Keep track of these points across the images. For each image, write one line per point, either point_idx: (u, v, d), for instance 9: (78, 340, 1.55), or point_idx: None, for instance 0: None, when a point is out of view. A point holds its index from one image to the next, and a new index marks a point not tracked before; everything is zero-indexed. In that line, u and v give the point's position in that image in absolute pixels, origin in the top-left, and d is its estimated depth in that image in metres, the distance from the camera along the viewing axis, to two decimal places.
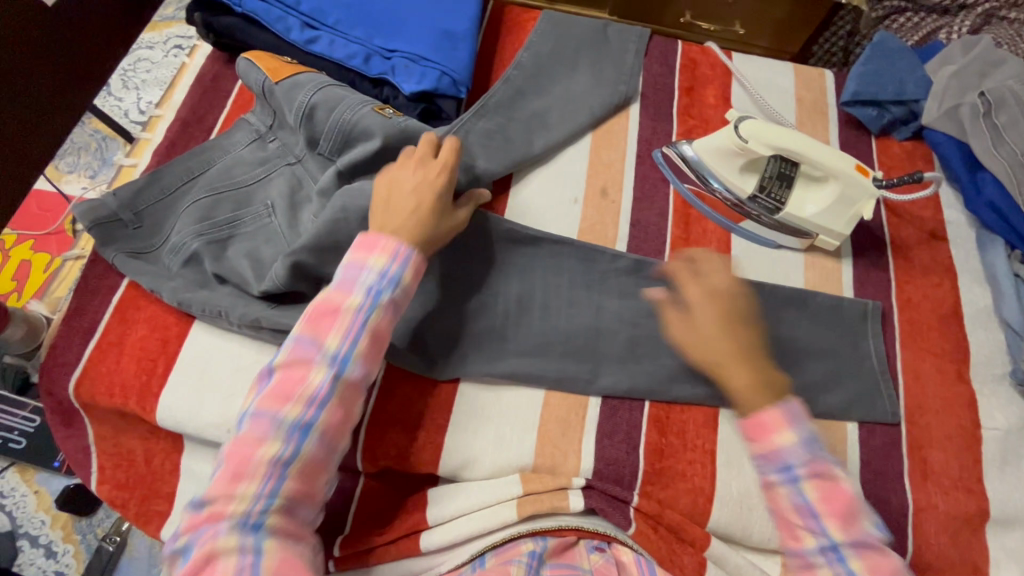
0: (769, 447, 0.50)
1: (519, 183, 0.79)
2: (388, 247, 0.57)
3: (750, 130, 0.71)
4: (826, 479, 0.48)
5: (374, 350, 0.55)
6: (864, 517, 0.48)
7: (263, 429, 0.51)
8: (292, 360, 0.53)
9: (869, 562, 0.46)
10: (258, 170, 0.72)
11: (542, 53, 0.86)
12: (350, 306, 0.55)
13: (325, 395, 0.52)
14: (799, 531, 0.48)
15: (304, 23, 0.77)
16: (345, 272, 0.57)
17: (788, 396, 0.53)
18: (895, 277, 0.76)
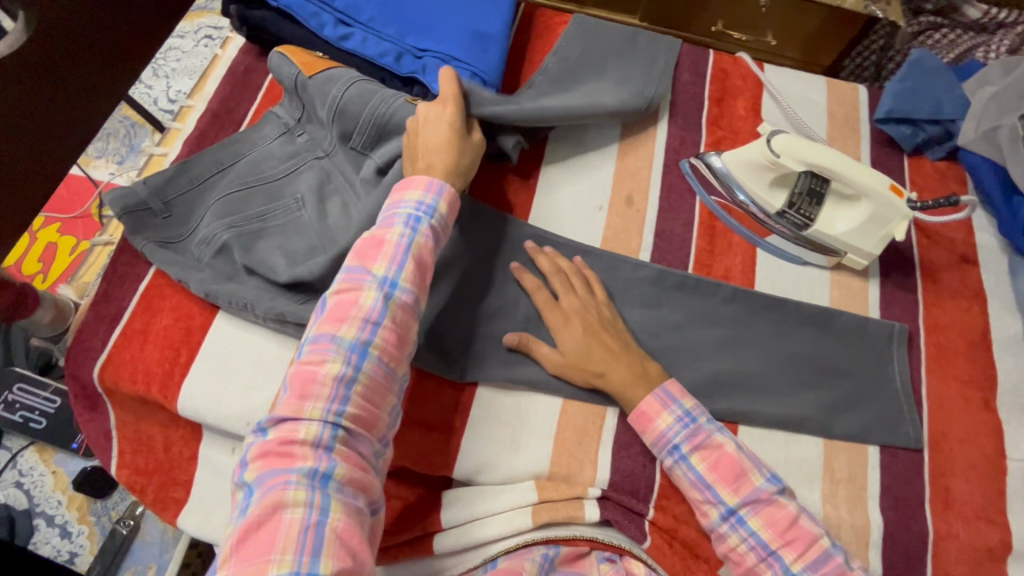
0: (656, 432, 0.61)
1: (544, 187, 0.78)
2: (422, 181, 0.62)
3: (782, 144, 0.69)
4: (707, 448, 0.60)
5: (420, 274, 0.58)
6: (751, 475, 0.59)
7: (322, 351, 0.52)
8: (343, 287, 0.55)
9: (762, 514, 0.58)
10: (288, 164, 0.73)
11: (572, 58, 0.86)
12: (394, 234, 0.58)
13: (379, 313, 0.54)
14: (704, 507, 0.59)
15: (338, 19, 0.77)
16: (386, 212, 0.61)
17: (661, 381, 0.63)
18: (923, 299, 0.75)
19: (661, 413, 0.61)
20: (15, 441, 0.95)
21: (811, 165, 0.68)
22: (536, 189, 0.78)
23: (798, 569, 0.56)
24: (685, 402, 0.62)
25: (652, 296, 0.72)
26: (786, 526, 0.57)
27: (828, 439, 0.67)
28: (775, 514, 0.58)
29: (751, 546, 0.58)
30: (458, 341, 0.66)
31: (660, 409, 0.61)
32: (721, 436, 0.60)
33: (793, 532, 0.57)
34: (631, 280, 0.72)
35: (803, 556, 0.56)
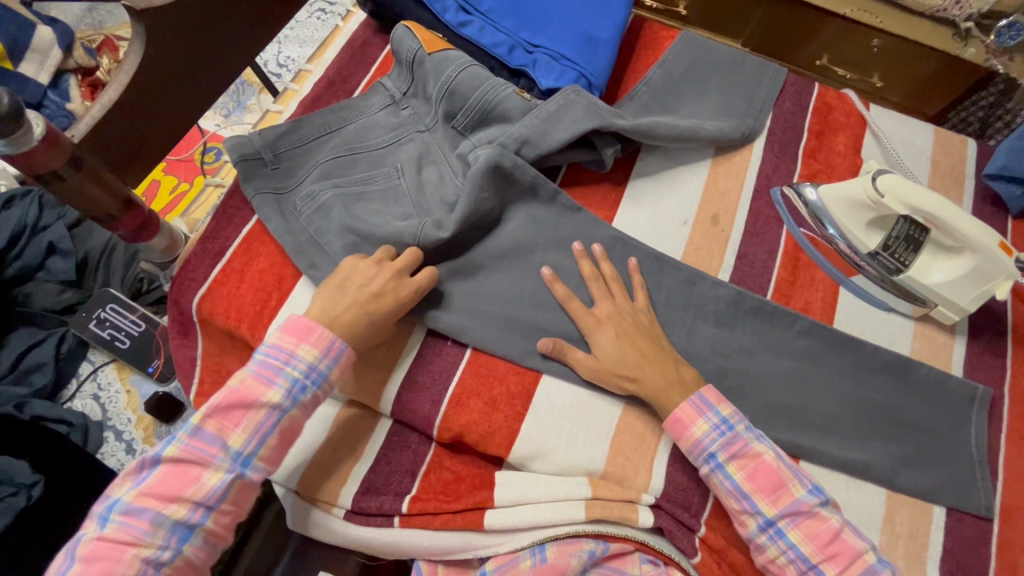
0: (691, 439, 0.61)
1: (632, 195, 0.79)
2: (322, 341, 0.60)
3: (887, 185, 0.67)
4: (744, 457, 0.60)
5: (279, 450, 0.60)
6: (790, 487, 0.59)
7: (137, 528, 0.53)
8: (187, 454, 0.56)
9: (802, 527, 0.57)
10: (390, 135, 0.77)
11: (676, 73, 0.86)
12: (268, 403, 0.58)
13: (217, 496, 0.56)
14: (742, 516, 0.59)
15: (459, 6, 0.81)
16: (264, 363, 0.60)
17: (699, 389, 0.63)
18: (1011, 366, 0.72)
19: (697, 421, 0.61)
20: (98, 356, 1.03)
21: (914, 208, 0.65)
22: (623, 195, 0.79)
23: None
24: (723, 410, 0.61)
25: (726, 316, 0.71)
26: (828, 540, 0.57)
27: (892, 491, 0.65)
28: (816, 527, 0.57)
29: (791, 559, 0.58)
30: (528, 331, 0.68)
31: (696, 416, 0.61)
32: (759, 445, 0.60)
33: (834, 546, 0.57)
34: (708, 297, 0.72)
35: (843, 569, 0.56)
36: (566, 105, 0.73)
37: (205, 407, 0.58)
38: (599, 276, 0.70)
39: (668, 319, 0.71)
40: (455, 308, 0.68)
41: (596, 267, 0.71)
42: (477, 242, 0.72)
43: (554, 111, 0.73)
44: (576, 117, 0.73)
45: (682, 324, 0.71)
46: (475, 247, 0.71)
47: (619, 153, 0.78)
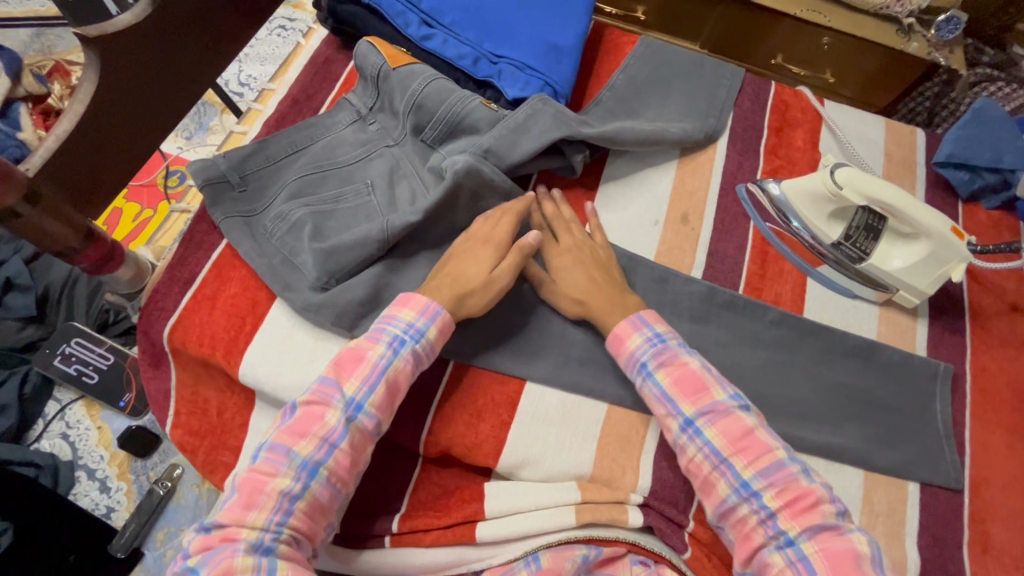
0: (626, 353, 0.64)
1: (603, 200, 0.80)
2: (419, 303, 0.63)
3: (845, 177, 0.70)
4: (672, 364, 0.62)
5: (389, 400, 0.61)
6: (711, 389, 0.60)
7: (276, 462, 0.56)
8: (312, 399, 0.59)
9: (719, 425, 0.58)
10: (359, 151, 0.77)
11: (639, 77, 0.89)
12: (375, 353, 0.61)
13: (339, 436, 0.58)
14: (666, 420, 0.61)
15: (422, 20, 0.80)
16: (376, 323, 0.64)
17: (633, 310, 0.66)
18: (970, 343, 0.75)
19: (632, 334, 0.64)
20: (65, 393, 0.99)
21: (873, 199, 0.68)
22: (595, 200, 0.80)
23: (750, 475, 0.57)
24: (657, 326, 0.64)
25: (700, 312, 0.73)
26: (740, 435, 0.58)
27: (868, 471, 0.67)
28: (731, 425, 0.58)
29: (706, 455, 0.58)
30: (509, 339, 0.68)
31: (631, 331, 0.64)
32: (688, 356, 0.62)
33: (745, 441, 0.58)
34: (681, 294, 0.74)
35: (754, 461, 0.57)
36: (534, 115, 0.74)
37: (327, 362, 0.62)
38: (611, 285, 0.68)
39: None
40: None
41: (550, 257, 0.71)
42: None
43: (522, 121, 0.73)
44: (544, 126, 0.73)
45: None
46: None
47: (588, 159, 0.79)
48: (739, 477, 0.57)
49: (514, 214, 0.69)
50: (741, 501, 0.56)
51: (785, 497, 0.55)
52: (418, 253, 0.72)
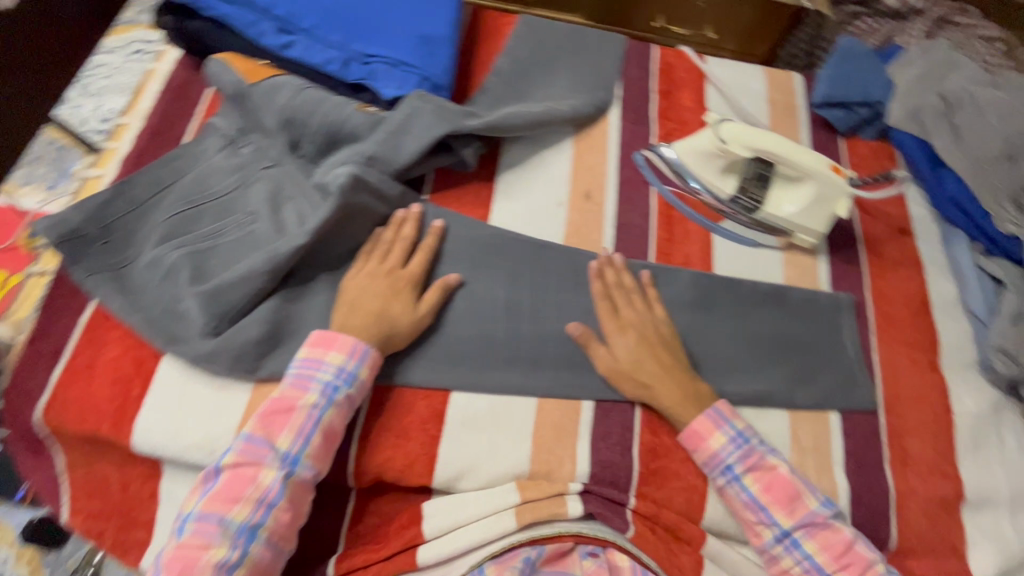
0: (707, 452, 0.63)
1: (503, 189, 0.78)
2: (347, 344, 0.61)
3: (728, 134, 0.74)
4: (760, 469, 0.62)
5: (326, 448, 0.59)
6: (807, 498, 0.61)
7: (208, 533, 0.53)
8: (240, 460, 0.56)
9: (818, 540, 0.59)
10: (233, 178, 0.71)
11: (522, 59, 0.87)
12: (307, 403, 0.58)
13: (276, 495, 0.56)
14: (757, 528, 0.61)
15: (278, 27, 0.74)
16: (301, 368, 0.61)
17: (713, 400, 0.65)
18: (868, 272, 0.79)
19: (713, 432, 0.63)
20: None
21: (757, 150, 0.73)
22: (495, 191, 0.78)
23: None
24: (739, 423, 0.63)
25: None
26: (841, 550, 0.59)
27: (793, 410, 0.70)
28: (831, 538, 0.59)
29: (806, 568, 0.59)
30: (427, 351, 0.66)
31: (713, 428, 0.63)
32: (774, 459, 0.62)
33: (847, 557, 0.58)
34: (595, 272, 0.73)
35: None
36: (413, 114, 0.70)
37: (252, 416, 0.58)
38: (624, 290, 0.71)
39: (564, 303, 0.71)
40: None
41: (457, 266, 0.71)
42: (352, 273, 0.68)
43: (402, 121, 0.70)
44: (426, 124, 0.70)
45: (577, 304, 0.71)
46: None
47: (483, 150, 0.77)
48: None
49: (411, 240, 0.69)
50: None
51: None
52: (315, 277, 0.67)
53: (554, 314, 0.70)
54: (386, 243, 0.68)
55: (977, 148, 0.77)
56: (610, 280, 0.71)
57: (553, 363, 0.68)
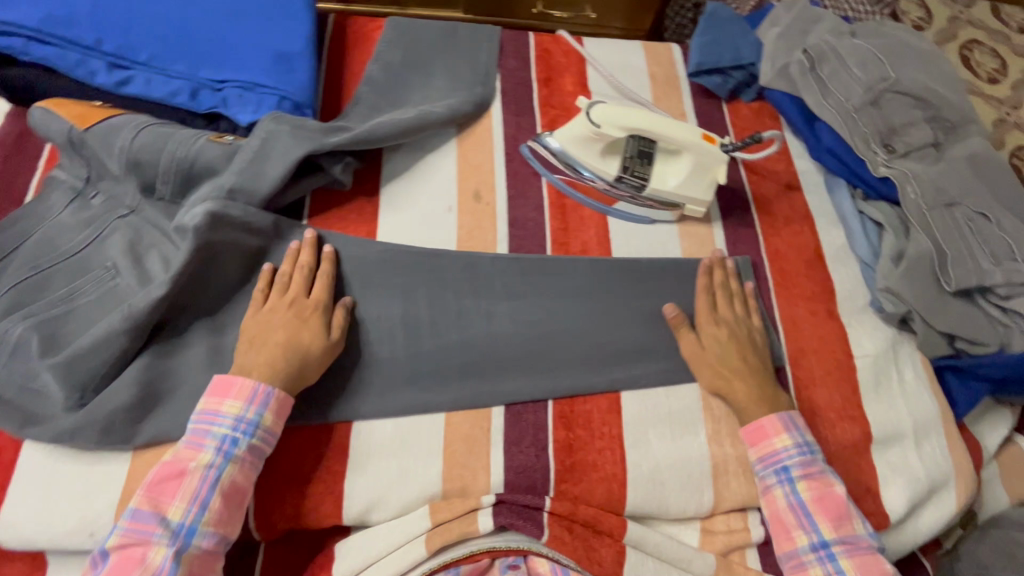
0: (767, 450, 0.63)
1: (388, 201, 0.75)
2: (243, 391, 0.57)
3: (598, 114, 0.72)
4: (816, 479, 0.62)
5: (228, 509, 0.55)
6: (855, 522, 0.61)
7: None
8: (127, 538, 0.52)
9: (855, 560, 0.59)
10: (86, 232, 0.65)
11: (394, 63, 0.83)
12: (199, 465, 0.54)
13: (168, 573, 0.51)
14: (795, 532, 0.61)
15: (111, 63, 0.70)
16: (196, 425, 0.56)
17: (784, 408, 0.65)
18: (761, 231, 0.80)
19: (780, 433, 0.63)
20: None
21: (630, 128, 0.72)
22: (380, 205, 0.75)
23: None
24: (807, 433, 0.64)
25: (514, 286, 0.71)
26: None
27: None
28: (869, 564, 0.59)
29: None
30: (324, 385, 0.63)
31: (781, 430, 0.63)
32: (833, 477, 0.62)
33: None
34: (490, 273, 0.71)
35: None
36: (270, 138, 0.67)
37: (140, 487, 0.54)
38: (726, 291, 0.72)
39: (463, 310, 0.69)
40: None
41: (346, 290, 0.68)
42: (230, 316, 0.65)
43: (259, 148, 0.66)
44: (286, 147, 0.67)
45: (478, 309, 0.69)
46: (231, 324, 0.64)
47: (356, 165, 0.74)
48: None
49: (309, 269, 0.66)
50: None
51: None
52: (187, 327, 0.63)
53: (453, 324, 0.68)
54: (286, 273, 0.65)
55: (843, 101, 0.79)
56: (717, 280, 0.73)
57: (457, 374, 0.66)
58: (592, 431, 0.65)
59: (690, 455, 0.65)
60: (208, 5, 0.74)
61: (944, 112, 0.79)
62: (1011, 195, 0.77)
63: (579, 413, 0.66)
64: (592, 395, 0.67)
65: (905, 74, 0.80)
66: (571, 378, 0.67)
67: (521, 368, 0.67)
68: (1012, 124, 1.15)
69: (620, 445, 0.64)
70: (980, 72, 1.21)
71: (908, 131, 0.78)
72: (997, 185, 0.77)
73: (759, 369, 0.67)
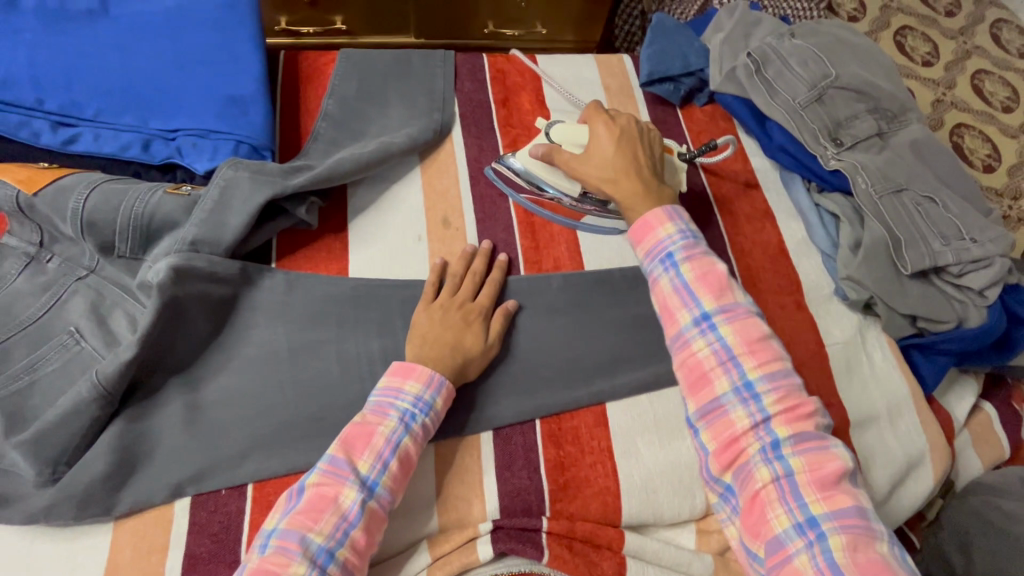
0: (651, 243, 0.64)
1: (357, 236, 0.74)
2: (424, 374, 0.60)
3: (559, 136, 0.76)
4: (699, 260, 0.62)
5: (403, 474, 0.57)
6: (736, 294, 0.61)
7: (289, 552, 0.50)
8: (323, 479, 0.54)
9: (734, 323, 0.59)
10: (43, 298, 0.63)
11: (350, 96, 0.83)
12: (387, 428, 0.57)
13: (355, 516, 0.53)
14: (679, 311, 0.61)
15: (55, 122, 0.69)
16: (381, 396, 0.59)
17: (673, 204, 0.67)
18: (725, 231, 0.82)
19: (662, 225, 0.65)
20: None
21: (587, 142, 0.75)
22: (349, 240, 0.74)
23: (756, 376, 0.57)
24: (689, 225, 0.65)
25: None
26: (755, 339, 0.59)
27: None
28: (747, 328, 0.59)
29: (716, 350, 0.59)
30: (305, 431, 0.62)
31: (663, 222, 0.65)
32: (714, 258, 0.63)
33: (759, 345, 0.59)
34: None
35: (764, 364, 0.57)
36: (230, 185, 0.66)
37: (333, 438, 0.57)
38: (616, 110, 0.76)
39: None
40: (207, 452, 0.59)
41: (321, 330, 0.67)
42: (203, 371, 0.63)
43: (219, 196, 0.65)
44: (247, 193, 0.66)
45: None
46: (205, 378, 0.63)
47: (320, 204, 0.73)
48: (743, 376, 0.57)
49: (476, 273, 0.71)
50: (736, 400, 0.57)
51: (786, 404, 0.56)
52: (159, 387, 0.61)
53: None
54: (456, 276, 0.70)
55: (789, 100, 0.82)
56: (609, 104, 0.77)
57: None
58: (581, 447, 0.65)
59: (678, 459, 0.66)
60: (153, 55, 0.72)
61: (884, 103, 0.83)
62: (953, 175, 0.81)
63: (566, 430, 0.66)
64: (578, 411, 0.67)
65: (843, 70, 0.83)
66: (556, 395, 0.67)
67: (506, 390, 0.67)
68: (948, 104, 1.21)
69: (611, 456, 0.65)
70: (914, 57, 1.28)
71: (853, 124, 0.81)
72: (938, 169, 0.81)
73: (642, 173, 0.70)
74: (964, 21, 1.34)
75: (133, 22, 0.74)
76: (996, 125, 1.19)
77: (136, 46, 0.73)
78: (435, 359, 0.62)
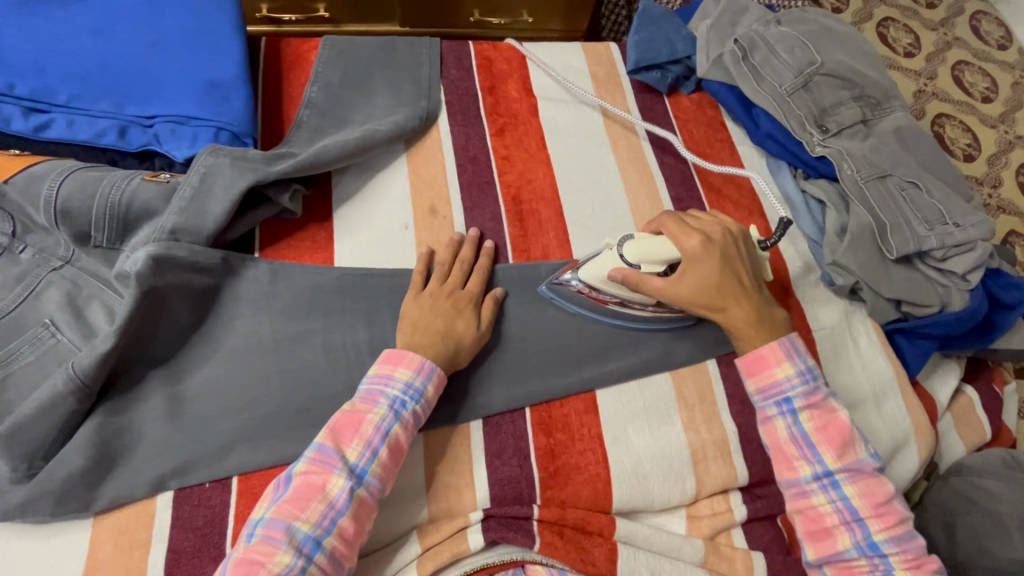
0: (766, 382, 0.62)
1: (342, 224, 0.73)
2: (414, 361, 0.59)
3: (635, 256, 0.64)
4: (819, 409, 0.61)
5: (393, 462, 0.56)
6: (858, 447, 0.61)
7: (275, 541, 0.50)
8: (311, 468, 0.53)
9: (859, 485, 0.59)
10: (16, 290, 0.60)
11: (334, 83, 0.81)
12: (376, 416, 0.56)
13: (343, 505, 0.52)
14: (797, 462, 0.60)
15: (27, 107, 0.66)
16: (370, 384, 0.59)
17: (787, 333, 0.64)
18: None
19: (781, 364, 0.62)
20: None
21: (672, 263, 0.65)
22: (334, 230, 0.73)
23: (881, 538, 0.58)
24: (808, 359, 0.63)
25: None
26: (880, 499, 0.59)
27: (674, 369, 0.70)
28: (873, 486, 0.59)
29: (838, 508, 0.59)
30: (291, 423, 0.61)
31: (783, 360, 0.62)
32: (835, 404, 0.62)
33: (885, 506, 0.58)
34: None
35: (891, 527, 0.57)
36: (208, 173, 0.64)
37: (321, 426, 0.56)
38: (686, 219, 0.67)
39: None
40: (190, 445, 0.58)
41: (306, 321, 0.65)
42: (184, 362, 0.62)
43: (198, 183, 0.64)
44: (228, 180, 0.64)
45: None
46: (186, 370, 0.61)
47: (304, 192, 0.72)
48: (868, 536, 0.58)
49: (467, 261, 0.70)
50: (860, 557, 0.58)
51: (908, 559, 0.57)
52: (138, 379, 0.59)
53: None
54: (444, 263, 0.69)
55: (775, 87, 0.82)
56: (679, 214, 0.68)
57: None
58: (571, 434, 0.65)
59: (669, 444, 0.66)
60: (129, 39, 0.70)
61: (868, 90, 0.83)
62: (937, 163, 0.82)
63: (556, 418, 0.66)
64: (568, 398, 0.67)
65: (829, 57, 0.84)
66: (546, 383, 0.67)
67: (495, 379, 0.67)
68: (930, 94, 1.22)
69: (601, 443, 0.65)
70: (896, 48, 1.29)
71: (839, 111, 0.82)
72: (922, 155, 0.82)
73: (748, 298, 0.64)
74: (945, 12, 1.35)
75: (107, 5, 0.72)
76: (977, 116, 1.21)
77: (111, 29, 0.71)
78: (425, 347, 0.61)
